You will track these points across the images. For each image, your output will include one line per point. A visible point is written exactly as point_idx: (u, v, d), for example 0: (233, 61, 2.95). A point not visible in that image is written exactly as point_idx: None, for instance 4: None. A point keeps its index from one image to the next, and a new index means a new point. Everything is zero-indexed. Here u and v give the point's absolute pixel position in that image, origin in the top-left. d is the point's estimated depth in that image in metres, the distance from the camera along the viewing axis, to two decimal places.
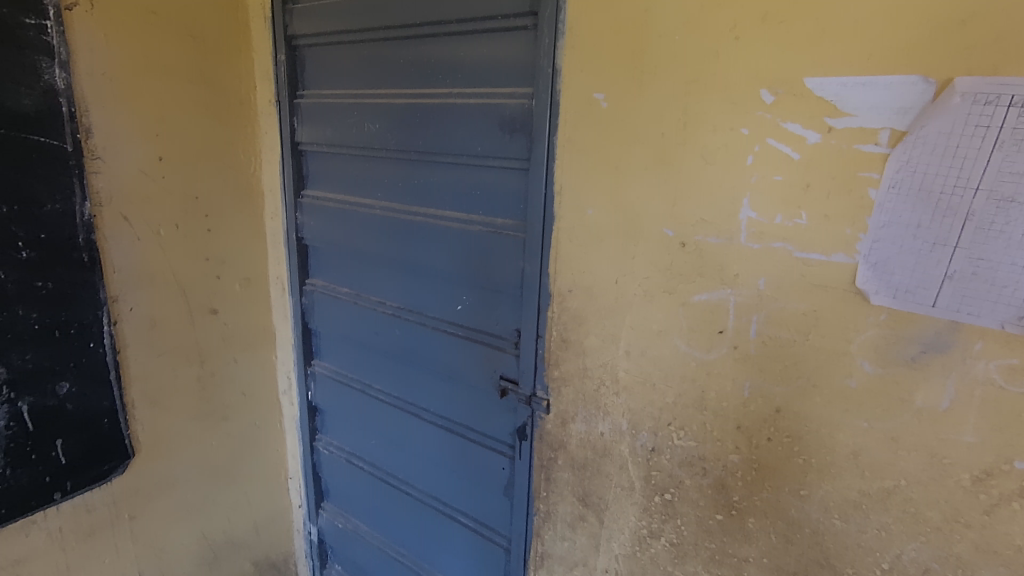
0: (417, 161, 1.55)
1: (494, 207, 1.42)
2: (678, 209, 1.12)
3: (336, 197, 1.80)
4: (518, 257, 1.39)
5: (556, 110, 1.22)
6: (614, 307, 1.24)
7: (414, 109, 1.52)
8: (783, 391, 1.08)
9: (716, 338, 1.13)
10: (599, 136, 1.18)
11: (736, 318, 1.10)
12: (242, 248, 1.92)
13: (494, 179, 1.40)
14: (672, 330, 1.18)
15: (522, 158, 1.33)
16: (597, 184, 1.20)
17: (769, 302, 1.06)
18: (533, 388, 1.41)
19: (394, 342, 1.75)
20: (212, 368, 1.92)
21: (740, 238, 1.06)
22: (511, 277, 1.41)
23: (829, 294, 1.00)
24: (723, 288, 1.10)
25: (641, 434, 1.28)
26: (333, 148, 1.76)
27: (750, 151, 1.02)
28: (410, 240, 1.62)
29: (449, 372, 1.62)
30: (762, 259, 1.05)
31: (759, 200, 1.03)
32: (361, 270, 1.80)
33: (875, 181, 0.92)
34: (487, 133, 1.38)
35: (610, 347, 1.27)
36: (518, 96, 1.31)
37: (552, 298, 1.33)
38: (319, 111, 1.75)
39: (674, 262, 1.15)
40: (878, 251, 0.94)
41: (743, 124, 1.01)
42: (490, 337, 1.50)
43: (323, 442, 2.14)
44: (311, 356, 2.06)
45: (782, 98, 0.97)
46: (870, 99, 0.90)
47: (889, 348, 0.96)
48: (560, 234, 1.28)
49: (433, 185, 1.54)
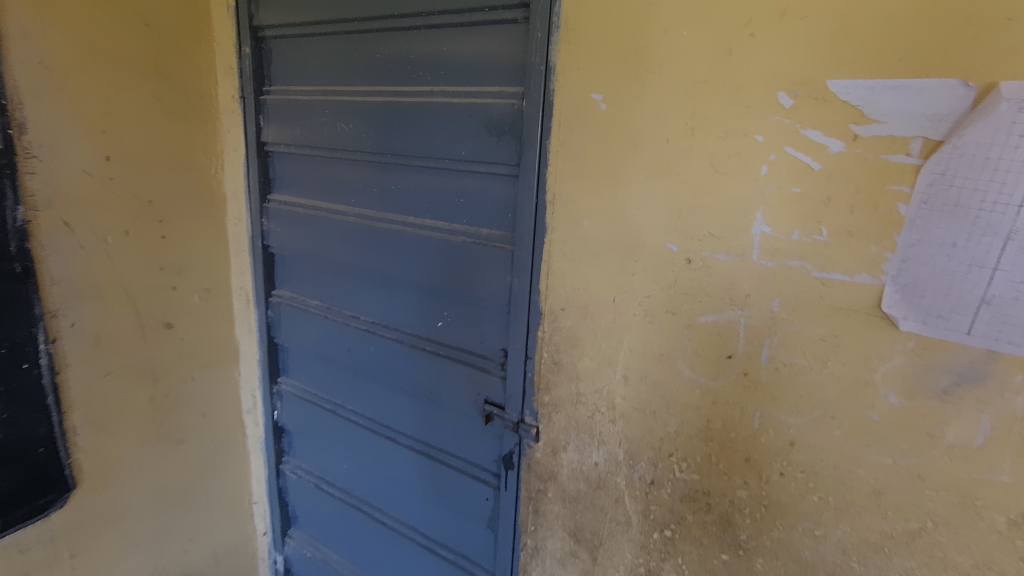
0: (394, 165, 1.43)
1: (479, 217, 1.30)
2: (683, 222, 1.02)
3: (305, 203, 1.66)
4: (505, 271, 1.27)
5: (549, 112, 1.12)
6: (611, 327, 1.14)
7: (390, 108, 1.39)
8: (797, 423, 0.99)
9: (723, 364, 1.04)
10: (595, 141, 1.07)
11: (747, 342, 1.01)
12: (202, 257, 1.77)
13: (479, 186, 1.29)
14: (675, 354, 1.08)
15: (510, 164, 1.22)
16: (592, 194, 1.10)
17: (783, 326, 0.96)
18: (520, 413, 1.30)
19: (367, 361, 1.62)
20: (166, 387, 1.75)
21: (752, 255, 0.97)
22: (497, 292, 1.30)
23: (851, 318, 0.91)
24: (731, 309, 1.01)
25: (639, 465, 1.18)
26: (302, 150, 1.62)
27: (764, 159, 0.92)
28: (385, 251, 1.50)
29: (428, 394, 1.50)
30: (776, 278, 0.95)
31: (774, 214, 0.93)
32: (333, 282, 1.66)
33: (906, 195, 0.83)
34: (472, 135, 1.26)
35: (606, 371, 1.17)
36: (506, 95, 1.20)
37: (542, 317, 1.22)
38: (286, 108, 1.62)
39: (678, 280, 1.05)
40: (907, 272, 0.85)
41: (756, 131, 0.92)
42: (473, 357, 1.39)
43: (290, 465, 2.00)
44: (277, 373, 1.93)
45: (802, 101, 0.87)
46: (902, 105, 0.80)
47: (917, 379, 0.88)
48: (552, 247, 1.17)
49: (411, 192, 1.42)
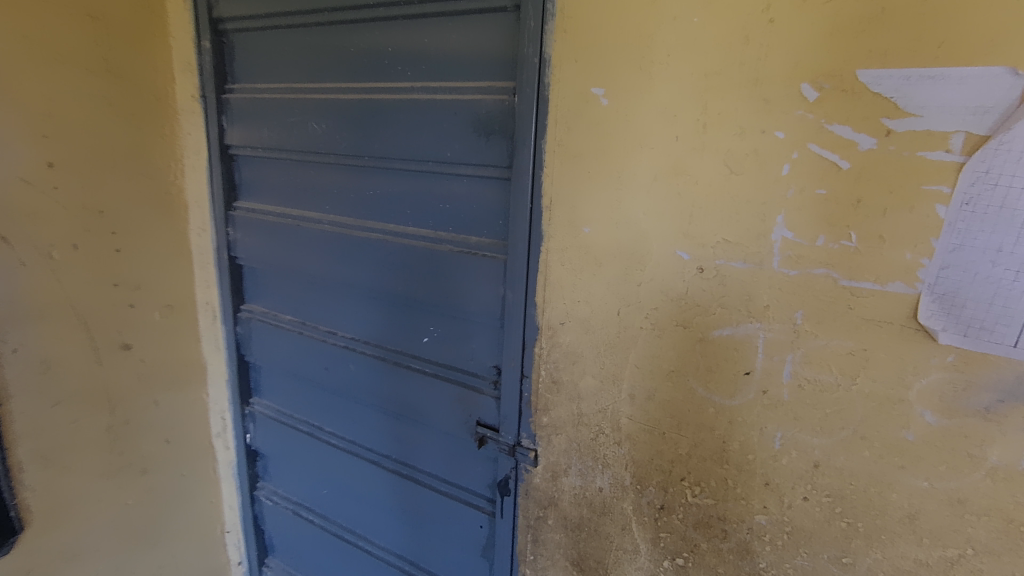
0: (372, 168, 1.32)
1: (467, 224, 1.20)
2: (695, 227, 0.93)
3: (275, 210, 1.54)
4: (497, 282, 1.17)
5: (544, 108, 1.02)
6: (615, 342, 1.05)
7: (367, 107, 1.28)
8: (823, 444, 0.91)
9: (740, 381, 0.95)
10: (596, 140, 0.98)
11: (766, 357, 0.92)
12: (162, 271, 1.62)
13: (466, 190, 1.18)
14: (686, 370, 1.00)
15: (500, 166, 1.12)
16: (593, 197, 1.00)
17: (807, 339, 0.88)
18: (516, 435, 1.20)
19: (346, 380, 1.50)
20: (125, 413, 1.61)
21: (772, 262, 0.88)
22: (489, 305, 1.19)
23: (883, 330, 0.83)
24: (749, 322, 0.92)
25: (648, 489, 1.09)
26: (270, 152, 1.49)
27: (786, 158, 0.84)
28: (363, 262, 1.38)
29: (413, 415, 1.38)
30: (800, 288, 0.87)
31: (797, 217, 0.85)
32: (307, 295, 1.54)
33: (945, 196, 0.76)
34: (458, 135, 1.16)
35: (610, 389, 1.07)
36: (495, 91, 1.09)
37: (539, 332, 1.12)
38: (252, 108, 1.49)
39: (689, 291, 0.96)
40: (946, 280, 0.78)
41: (777, 127, 0.84)
42: (463, 375, 1.28)
43: (265, 491, 1.87)
44: (248, 393, 1.79)
45: (829, 94, 0.79)
46: (941, 96, 0.73)
47: (957, 396, 0.80)
48: (549, 256, 1.07)
49: (391, 198, 1.31)
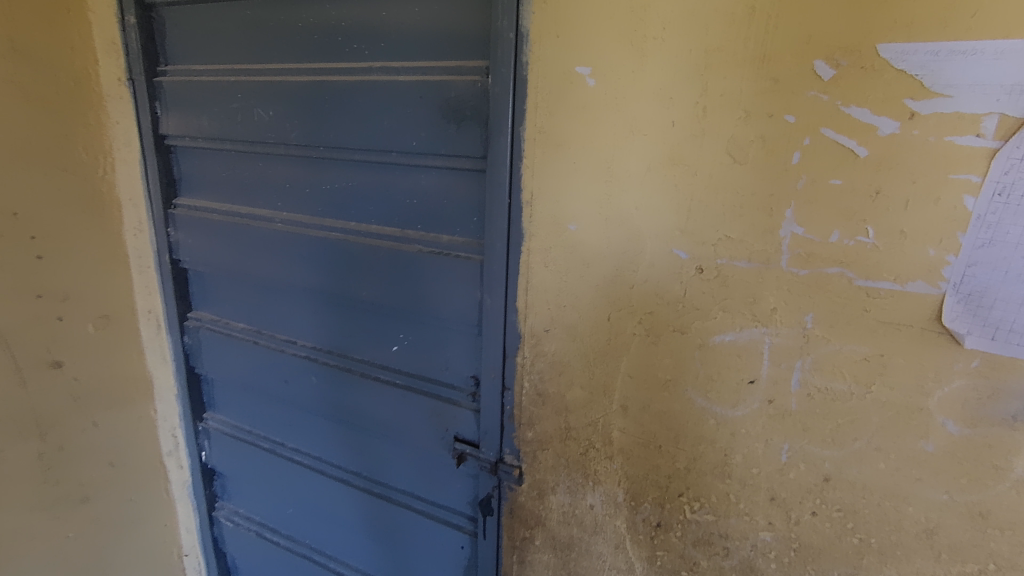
0: (328, 159, 1.18)
1: (437, 221, 1.08)
2: (693, 223, 0.84)
3: (221, 208, 1.38)
4: (473, 286, 1.06)
5: (521, 91, 0.91)
6: (605, 350, 0.95)
7: (319, 91, 1.13)
8: (834, 456, 0.84)
9: (744, 390, 0.87)
10: (581, 126, 0.87)
11: (772, 365, 0.84)
12: (94, 277, 1.45)
13: (436, 184, 1.06)
14: (684, 380, 0.91)
15: (473, 156, 1.00)
16: (579, 191, 0.90)
17: (818, 345, 0.80)
18: (499, 451, 1.10)
19: (308, 394, 1.37)
20: (60, 437, 1.44)
21: (780, 261, 0.80)
22: (465, 310, 1.08)
23: (902, 334, 0.75)
24: (754, 326, 0.84)
25: (643, 506, 1.00)
26: (212, 143, 1.33)
27: (797, 145, 0.75)
28: (322, 264, 1.24)
29: (384, 430, 1.27)
30: (810, 289, 0.79)
31: (808, 211, 0.77)
32: (262, 301, 1.40)
33: (974, 186, 0.68)
34: (424, 122, 1.03)
35: (601, 400, 0.98)
36: (465, 71, 0.97)
37: (521, 340, 1.02)
38: (188, 93, 1.32)
39: (688, 293, 0.87)
40: (973, 279, 0.70)
41: (787, 110, 0.75)
42: (438, 386, 1.17)
43: (224, 511, 1.72)
44: (200, 408, 1.64)
45: (846, 71, 0.71)
46: (973, 74, 0.65)
47: (981, 404, 0.73)
48: (530, 257, 0.97)
49: (351, 193, 1.17)
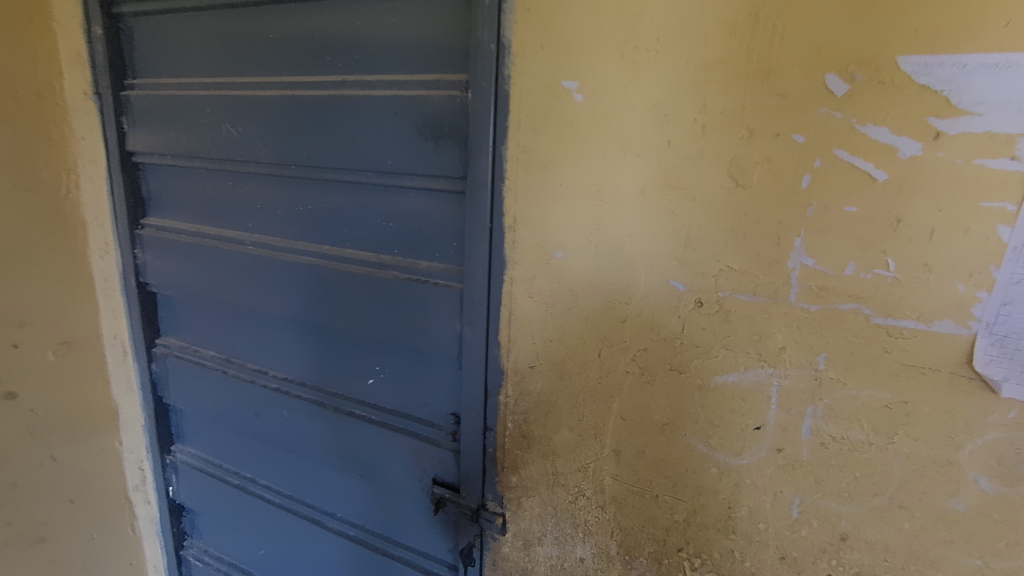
0: (301, 179, 1.10)
1: (415, 246, 1.00)
2: (692, 252, 0.76)
3: (190, 229, 1.30)
4: (451, 316, 0.97)
5: (502, 106, 0.83)
6: (595, 388, 0.87)
7: (291, 106, 1.06)
8: (851, 513, 0.75)
9: (750, 437, 0.78)
10: (569, 145, 0.80)
11: (781, 410, 0.75)
12: (55, 301, 1.36)
13: (413, 206, 0.98)
14: (683, 424, 0.82)
15: (452, 176, 0.92)
16: (566, 215, 0.82)
17: (832, 389, 0.72)
18: (481, 497, 1.01)
19: (279, 428, 1.28)
20: (12, 474, 1.34)
21: (788, 295, 0.72)
22: (444, 342, 1.00)
23: (927, 379, 0.67)
24: (760, 367, 0.75)
25: (638, 561, 0.91)
26: (180, 161, 1.26)
27: (807, 167, 0.67)
28: (294, 290, 1.16)
29: (359, 469, 1.17)
30: (823, 327, 0.71)
31: (819, 240, 0.69)
32: (232, 328, 1.31)
33: (1009, 214, 0.60)
34: (400, 139, 0.96)
35: (591, 444, 0.89)
36: (443, 86, 0.90)
37: (504, 376, 0.93)
38: (155, 107, 1.25)
39: (687, 329, 0.79)
40: (1008, 319, 0.62)
41: (795, 128, 0.67)
42: (416, 423, 1.08)
43: (193, 550, 1.61)
44: (168, 440, 1.54)
45: (861, 86, 0.63)
46: (1007, 90, 0.57)
47: (1019, 460, 0.65)
48: (513, 287, 0.89)
49: (325, 214, 1.10)
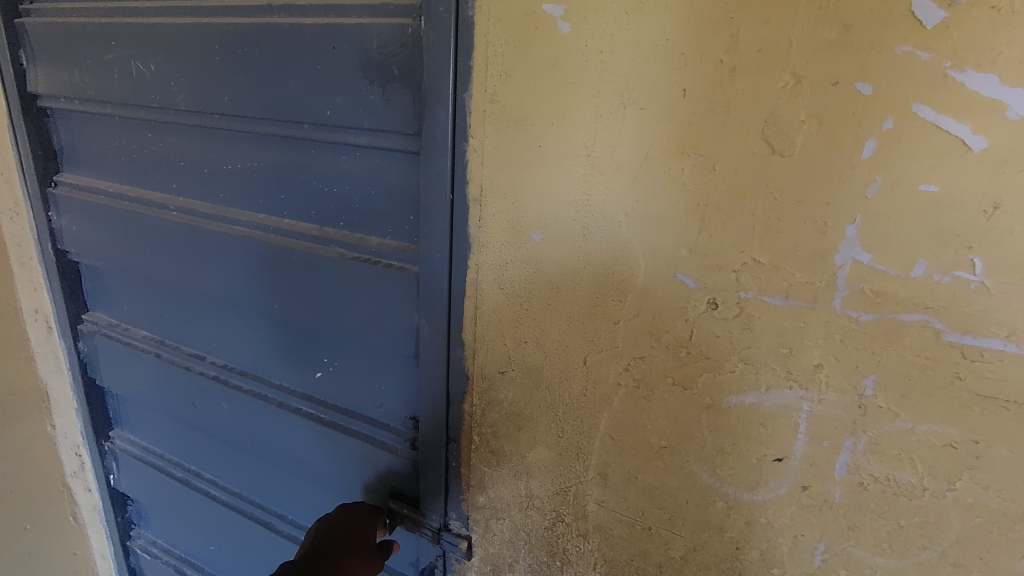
0: (227, 132, 0.90)
1: (365, 218, 0.82)
2: (707, 239, 0.58)
3: (108, 188, 1.10)
4: (405, 305, 0.80)
5: (464, 38, 0.64)
6: (578, 402, 0.71)
7: (208, 39, 0.85)
8: (888, 566, 0.60)
9: (768, 471, 0.63)
10: (550, 93, 0.61)
11: (810, 441, 0.60)
12: None
13: (362, 169, 0.80)
14: (685, 450, 0.67)
15: (405, 133, 0.73)
16: (546, 187, 0.64)
17: (879, 420, 0.56)
18: (443, 515, 0.86)
19: (220, 421, 1.12)
20: None
21: (831, 301, 0.55)
22: (399, 336, 0.83)
23: (1008, 416, 0.51)
24: (787, 389, 0.59)
25: None
26: (90, 105, 1.04)
27: (873, 128, 0.49)
28: (225, 267, 0.98)
29: (308, 472, 1.02)
30: (874, 343, 0.54)
31: (880, 230, 0.51)
32: (164, 306, 1.13)
33: None
34: (341, 83, 0.76)
35: (572, 465, 0.74)
36: (390, 12, 0.70)
37: (469, 382, 0.77)
38: (55, 39, 1.02)
39: (696, 337, 0.62)
40: None
41: (861, 75, 0.49)
42: (371, 426, 0.93)
43: (141, 541, 1.47)
44: (105, 425, 1.37)
45: (964, 13, 0.44)
46: None
47: None
48: (480, 275, 0.71)
49: (257, 176, 0.90)
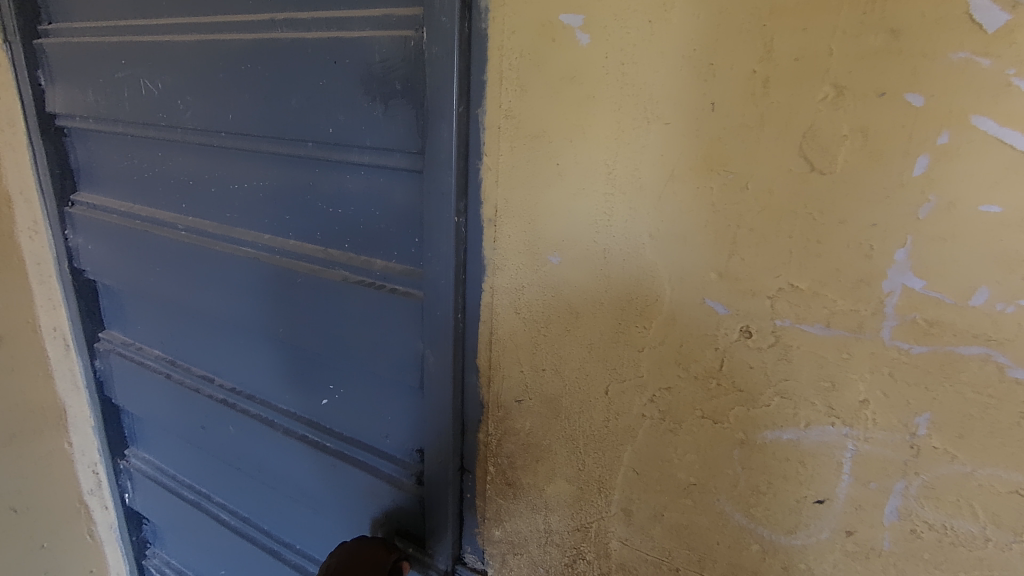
0: (234, 150, 0.88)
1: (370, 239, 0.79)
2: (738, 263, 0.54)
3: (122, 207, 1.09)
4: (407, 333, 0.77)
5: (470, 51, 0.61)
6: (598, 433, 0.66)
7: (214, 57, 0.84)
8: None
9: (808, 513, 0.58)
10: (568, 109, 0.58)
11: (855, 483, 0.55)
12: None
13: (365, 187, 0.77)
14: (715, 488, 0.62)
15: (408, 152, 0.70)
16: (564, 207, 0.60)
17: (933, 463, 0.51)
18: (452, 552, 0.82)
19: (228, 445, 1.09)
20: None
21: (878, 331, 0.50)
22: (403, 364, 0.79)
23: None
24: (829, 426, 0.54)
25: None
26: (104, 124, 1.04)
27: (925, 143, 0.45)
28: (231, 288, 0.96)
29: (314, 501, 0.99)
30: (928, 377, 0.49)
31: (934, 255, 0.46)
32: (175, 326, 1.12)
33: None
34: (341, 99, 0.73)
35: (593, 500, 0.70)
36: (390, 23, 0.68)
37: (484, 410, 0.73)
38: (71, 59, 1.02)
39: (727, 367, 0.57)
40: None
41: (910, 85, 0.44)
42: (377, 456, 0.89)
43: (156, 561, 1.46)
44: (121, 443, 1.37)
45: None
46: None
47: None
48: (495, 298, 0.68)
49: (262, 199, 0.88)
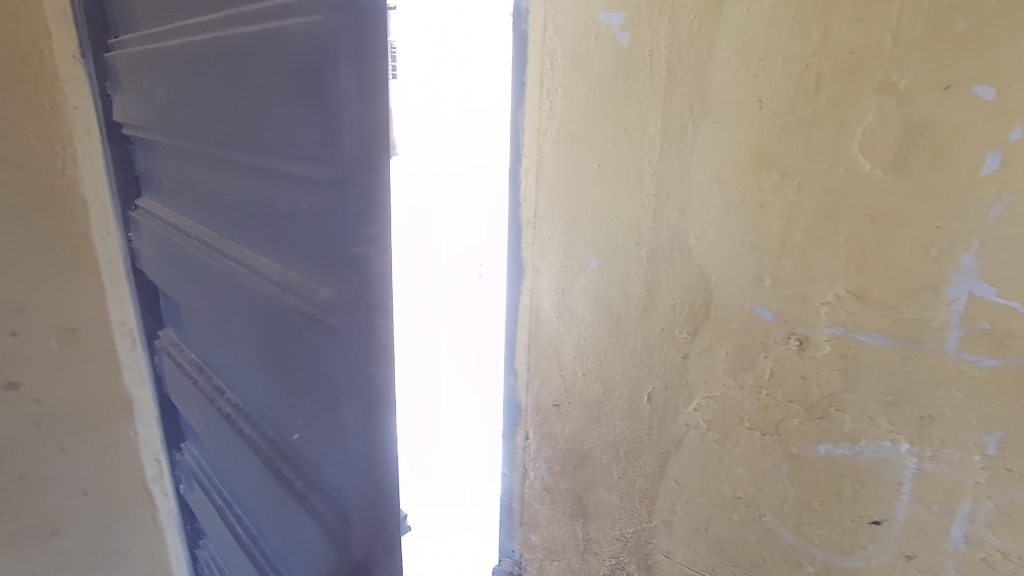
0: (198, 153, 0.64)
1: (319, 276, 0.48)
2: (788, 267, 0.52)
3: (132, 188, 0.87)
4: (330, 421, 0.51)
5: (368, 41, 0.39)
6: (638, 441, 0.65)
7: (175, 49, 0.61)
8: None
9: (863, 533, 0.54)
10: (612, 109, 0.57)
11: (917, 504, 0.51)
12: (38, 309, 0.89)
13: (312, 209, 0.47)
14: (762, 503, 0.59)
15: (325, 174, 0.43)
16: (607, 209, 0.59)
17: (1008, 488, 0.46)
18: None
19: (237, 486, 0.77)
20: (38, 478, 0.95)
21: (942, 341, 0.46)
22: (336, 461, 0.53)
23: None
24: (887, 442, 0.51)
25: None
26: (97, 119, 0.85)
27: (997, 139, 0.41)
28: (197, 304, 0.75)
29: None
30: (1002, 394, 0.45)
31: (1011, 260, 0.42)
32: (194, 320, 0.80)
33: None
34: (266, 98, 0.47)
35: (633, 509, 0.68)
36: (304, 2, 0.40)
37: (523, 414, 0.73)
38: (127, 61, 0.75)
39: (778, 375, 0.55)
40: None
41: (979, 76, 0.41)
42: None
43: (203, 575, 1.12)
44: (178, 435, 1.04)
45: None
46: None
47: None
48: (535, 300, 0.67)
49: (221, 199, 0.62)
